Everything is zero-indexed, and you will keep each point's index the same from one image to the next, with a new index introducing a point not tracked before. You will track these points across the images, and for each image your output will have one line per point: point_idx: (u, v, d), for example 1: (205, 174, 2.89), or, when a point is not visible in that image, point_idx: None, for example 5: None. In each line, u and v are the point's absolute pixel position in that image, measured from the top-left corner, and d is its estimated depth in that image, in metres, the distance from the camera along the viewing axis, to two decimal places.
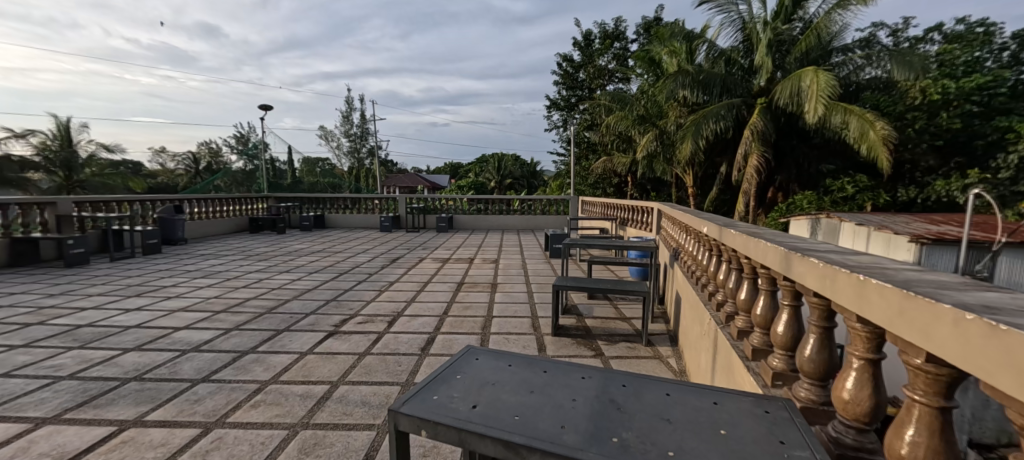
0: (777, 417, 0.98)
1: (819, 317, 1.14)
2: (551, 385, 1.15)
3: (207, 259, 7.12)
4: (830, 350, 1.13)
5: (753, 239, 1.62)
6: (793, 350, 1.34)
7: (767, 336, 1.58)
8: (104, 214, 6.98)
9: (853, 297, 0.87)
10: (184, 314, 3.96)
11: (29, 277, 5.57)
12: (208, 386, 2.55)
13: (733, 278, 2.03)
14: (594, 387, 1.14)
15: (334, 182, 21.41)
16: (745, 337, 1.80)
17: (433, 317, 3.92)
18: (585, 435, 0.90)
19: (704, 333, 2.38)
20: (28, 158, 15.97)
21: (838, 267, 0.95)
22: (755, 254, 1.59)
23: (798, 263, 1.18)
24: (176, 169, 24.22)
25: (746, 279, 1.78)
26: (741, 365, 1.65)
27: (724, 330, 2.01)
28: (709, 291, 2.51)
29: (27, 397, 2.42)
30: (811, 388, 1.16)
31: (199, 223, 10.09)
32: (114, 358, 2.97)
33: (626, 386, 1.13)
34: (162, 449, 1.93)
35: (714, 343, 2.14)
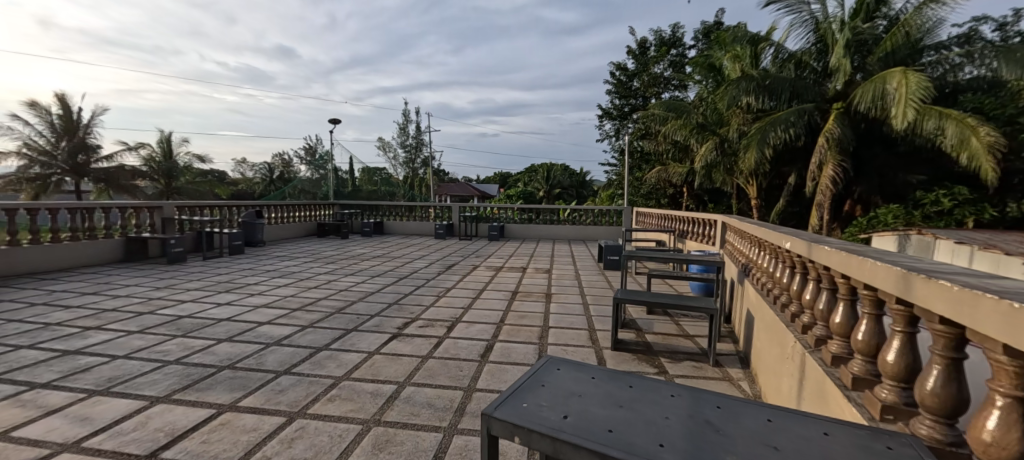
0: (903, 455, 0.87)
1: (944, 346, 1.01)
2: (639, 401, 1.14)
3: (283, 260, 7.75)
4: (960, 385, 1.00)
5: (855, 257, 1.48)
6: (907, 382, 1.21)
7: (872, 364, 1.44)
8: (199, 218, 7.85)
9: (1001, 328, 0.77)
10: (265, 310, 4.33)
11: (140, 271, 6.37)
12: (289, 378, 2.76)
13: (823, 300, 1.86)
14: (685, 405, 1.11)
15: (390, 190, 22.47)
16: (840, 363, 1.66)
17: (489, 324, 3.98)
18: (685, 454, 0.87)
19: (787, 356, 2.20)
20: (138, 168, 18.41)
21: (979, 292, 0.84)
22: (856, 273, 1.46)
23: (919, 286, 1.06)
24: (254, 177, 26.65)
25: (843, 301, 1.63)
26: (836, 393, 1.52)
27: (815, 355, 1.84)
28: (790, 312, 2.31)
29: (143, 377, 2.75)
30: (936, 425, 1.04)
31: (276, 227, 11.04)
32: (210, 347, 3.30)
33: (721, 408, 1.10)
34: (253, 433, 2.11)
35: (801, 368, 1.96)
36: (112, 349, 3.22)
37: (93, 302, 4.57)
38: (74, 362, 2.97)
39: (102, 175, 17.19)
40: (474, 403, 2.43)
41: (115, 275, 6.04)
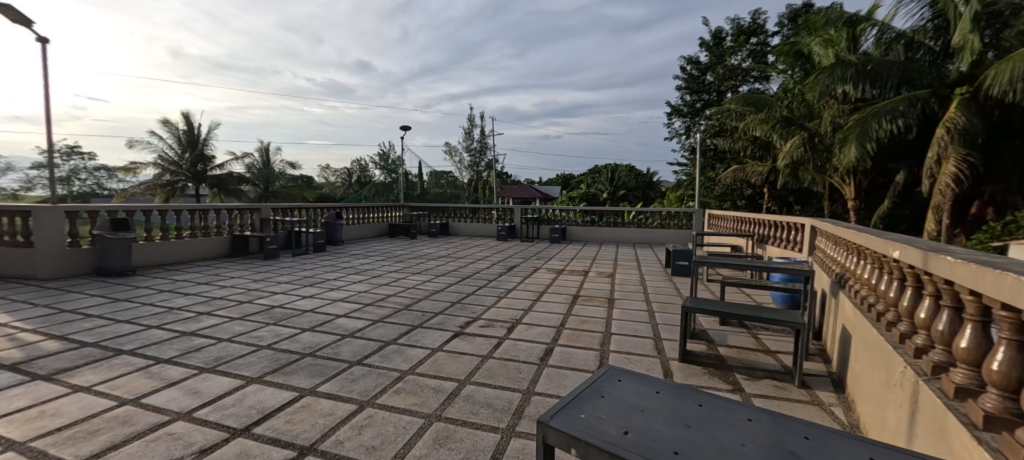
0: None
1: None
2: (708, 422, 1.10)
3: (358, 258, 8.34)
4: None
5: (989, 270, 1.25)
6: None
7: (1011, 401, 1.21)
8: (289, 218, 8.72)
9: None
10: (342, 304, 4.68)
11: (242, 265, 7.21)
12: (361, 369, 2.94)
13: (944, 320, 1.60)
14: (763, 432, 1.05)
15: (456, 193, 23.22)
16: (967, 397, 1.42)
17: (549, 327, 3.95)
18: None
19: (893, 383, 1.92)
20: (242, 175, 20.83)
21: None
22: (991, 290, 1.23)
23: None
24: (336, 181, 28.94)
25: (971, 323, 1.39)
26: (960, 431, 1.31)
27: (932, 384, 1.58)
28: (898, 332, 2.02)
29: (241, 358, 3.10)
30: None
31: (353, 228, 11.91)
32: (296, 335, 3.63)
33: (808, 437, 1.02)
34: (329, 418, 2.28)
35: (912, 397, 1.70)
36: (219, 332, 3.67)
37: (205, 290, 5.25)
38: (189, 342, 3.42)
39: (215, 181, 19.70)
40: (533, 407, 2.42)
41: (222, 268, 6.90)
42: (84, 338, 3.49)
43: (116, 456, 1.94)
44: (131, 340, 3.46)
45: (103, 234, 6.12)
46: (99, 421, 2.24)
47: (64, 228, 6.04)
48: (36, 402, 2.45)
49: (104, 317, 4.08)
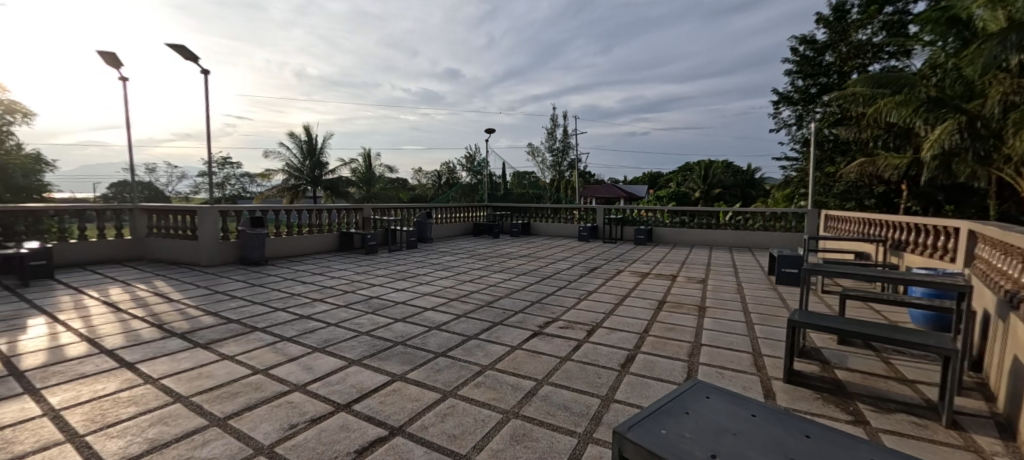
0: None
1: None
2: (816, 458, 0.98)
3: (445, 256, 8.81)
4: None
5: None
6: None
7: None
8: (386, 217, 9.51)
9: None
10: (429, 298, 4.98)
11: (347, 259, 8.05)
12: (445, 360, 3.09)
13: None
14: None
15: (538, 193, 23.40)
16: None
17: (632, 333, 3.78)
18: None
19: None
20: (349, 178, 23.22)
21: None
22: None
23: None
24: (427, 183, 30.86)
25: None
26: None
27: None
28: None
29: (344, 342, 3.45)
30: None
31: (441, 226, 12.61)
32: (388, 324, 3.95)
33: None
34: (416, 403, 2.44)
35: None
36: (327, 317, 4.13)
37: (317, 280, 5.96)
38: (304, 324, 3.91)
39: (328, 184, 22.27)
40: (612, 414, 2.33)
41: (331, 261, 7.78)
42: (229, 315, 4.17)
43: (248, 416, 2.28)
44: (261, 319, 4.05)
45: (245, 229, 7.25)
46: (236, 385, 2.65)
47: (218, 223, 7.27)
48: (194, 365, 2.98)
49: (242, 298, 4.85)
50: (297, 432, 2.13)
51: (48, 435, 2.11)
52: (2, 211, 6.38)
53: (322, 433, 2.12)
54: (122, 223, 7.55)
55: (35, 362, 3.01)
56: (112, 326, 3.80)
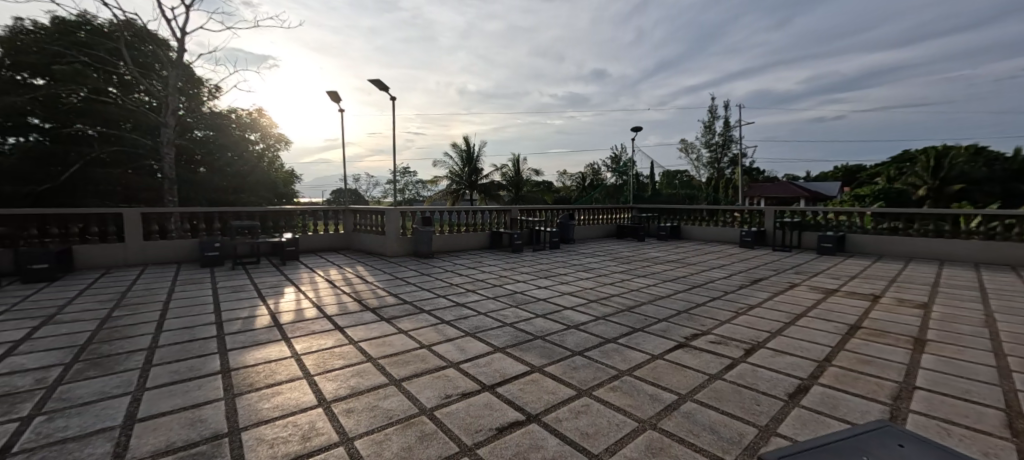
0: None
1: None
2: None
3: (586, 257, 8.81)
4: None
5: None
6: None
7: None
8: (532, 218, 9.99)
9: None
10: (570, 298, 5.05)
11: (496, 256, 8.72)
12: (582, 359, 3.10)
13: None
14: None
15: (691, 194, 21.52)
16: None
17: (806, 360, 3.18)
18: None
19: None
20: (500, 182, 25.10)
21: None
22: None
23: None
24: (571, 185, 31.20)
25: None
26: None
27: None
28: None
29: (491, 330, 3.76)
30: None
31: (584, 228, 12.65)
32: (530, 319, 4.15)
33: None
34: (553, 395, 2.51)
35: None
36: (478, 307, 4.57)
37: (471, 273, 6.63)
38: (459, 311, 4.39)
39: (482, 188, 24.43)
40: (771, 448, 2.01)
41: (483, 257, 8.53)
42: (404, 297, 4.97)
43: (415, 381, 2.69)
44: (426, 303, 4.72)
45: (418, 227, 8.50)
46: (408, 355, 3.14)
47: (399, 222, 8.68)
48: (380, 334, 3.63)
49: (412, 284, 5.72)
50: (450, 401, 2.42)
51: (291, 371, 2.85)
52: (281, 212, 8.78)
53: (470, 407, 2.35)
54: (336, 220, 9.64)
55: (285, 318, 4.09)
56: (329, 298, 4.90)
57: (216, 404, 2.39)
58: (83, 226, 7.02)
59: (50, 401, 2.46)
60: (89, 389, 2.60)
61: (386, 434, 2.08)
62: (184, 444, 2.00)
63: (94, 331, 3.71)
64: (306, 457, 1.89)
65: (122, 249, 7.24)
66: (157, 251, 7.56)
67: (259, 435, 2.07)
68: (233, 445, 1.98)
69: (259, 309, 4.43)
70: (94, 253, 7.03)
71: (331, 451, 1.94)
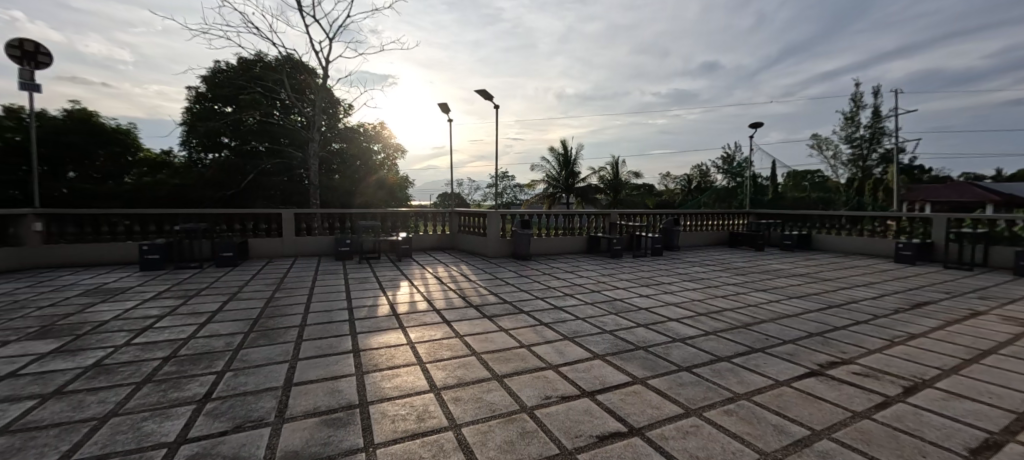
0: None
1: None
2: None
3: (693, 266, 8.19)
4: None
5: None
6: None
7: None
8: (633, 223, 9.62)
9: None
10: (675, 309, 4.74)
11: (595, 261, 8.57)
12: (691, 376, 2.89)
13: None
14: None
15: (825, 197, 18.67)
16: None
17: (994, 409, 2.54)
18: None
19: None
20: (598, 185, 24.65)
21: None
22: None
23: None
24: (675, 188, 29.23)
25: None
26: None
27: None
28: None
29: (591, 336, 3.71)
30: None
31: (691, 234, 11.79)
32: (631, 328, 3.99)
33: None
34: (658, 411, 2.39)
35: None
36: (577, 311, 4.54)
37: (569, 277, 6.61)
38: (558, 314, 4.41)
39: (580, 192, 24.18)
40: None
41: (581, 262, 8.43)
42: (504, 297, 5.15)
43: (517, 379, 2.77)
44: (525, 304, 4.83)
45: (517, 230, 8.75)
46: (509, 353, 3.26)
47: (499, 224, 9.03)
48: (483, 330, 3.82)
49: (511, 284, 5.90)
50: (550, 403, 2.44)
51: (407, 357, 3.15)
52: (398, 213, 9.76)
53: (570, 411, 2.35)
54: (443, 222, 10.36)
55: (401, 309, 4.53)
56: (437, 293, 5.30)
57: (349, 379, 2.74)
58: (255, 223, 8.64)
59: (234, 361, 3.07)
60: (259, 354, 3.19)
61: (490, 426, 2.18)
62: (325, 410, 2.33)
63: (262, 308, 4.54)
64: (421, 436, 2.08)
65: (281, 242, 8.73)
66: (306, 244, 8.95)
67: (382, 410, 2.33)
68: (362, 416, 2.26)
69: (380, 299, 4.99)
70: (262, 245, 8.60)
71: (442, 434, 2.10)
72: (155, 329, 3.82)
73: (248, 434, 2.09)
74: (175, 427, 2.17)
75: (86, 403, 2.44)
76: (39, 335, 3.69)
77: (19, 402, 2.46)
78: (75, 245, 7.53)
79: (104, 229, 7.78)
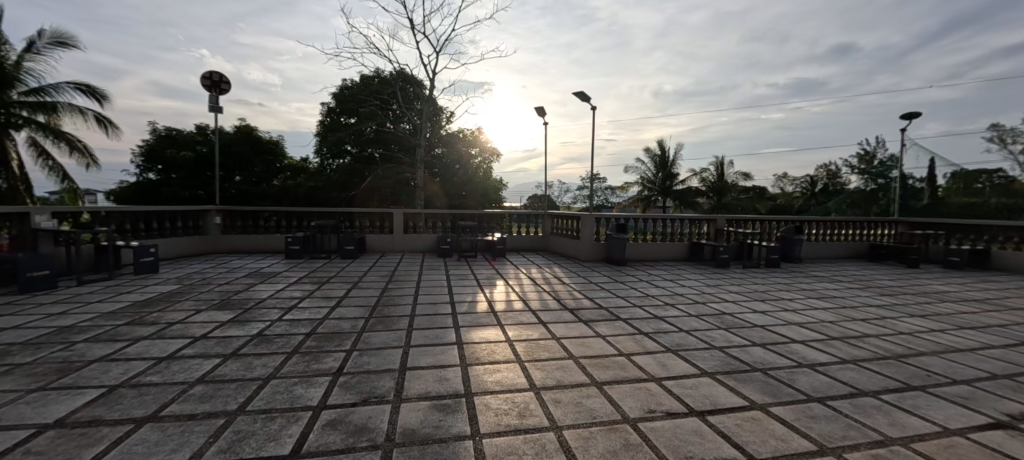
0: None
1: None
2: None
3: (820, 281, 7.16)
4: None
5: None
6: None
7: None
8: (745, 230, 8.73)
9: None
10: (800, 329, 4.20)
11: (698, 270, 7.97)
12: (824, 408, 2.53)
13: None
14: None
15: (1008, 203, 14.92)
16: None
17: None
18: None
19: None
20: (700, 188, 22.92)
21: None
22: None
23: None
24: (794, 191, 25.86)
25: None
26: None
27: None
28: None
29: (698, 351, 3.46)
30: None
31: (816, 245, 10.32)
32: (746, 346, 3.64)
33: None
34: (783, 443, 2.13)
35: None
36: (680, 323, 4.27)
37: (670, 286, 6.25)
38: (659, 324, 4.19)
39: (678, 195, 22.67)
40: None
41: (682, 270, 7.89)
42: (600, 302, 5.05)
43: (618, 388, 2.70)
44: (623, 311, 4.68)
45: (612, 234, 8.51)
46: (609, 360, 3.19)
47: (594, 227, 8.88)
48: (580, 334, 3.80)
49: (607, 290, 5.76)
50: (655, 418, 2.34)
51: (506, 354, 3.27)
52: (494, 214, 10.16)
53: (678, 429, 2.22)
54: (536, 223, 10.51)
55: (499, 307, 4.72)
56: (533, 294, 5.40)
57: (454, 369, 2.94)
58: (372, 221, 9.69)
59: (359, 342, 3.49)
60: (378, 338, 3.58)
61: (591, 432, 2.16)
62: (435, 395, 2.53)
63: (379, 297, 5.08)
64: (523, 433, 2.14)
65: (392, 238, 9.66)
66: (412, 241, 9.77)
67: (485, 402, 2.45)
68: (468, 406, 2.40)
69: (479, 296, 5.25)
70: (377, 240, 9.61)
71: (544, 433, 2.14)
72: (299, 308, 4.52)
73: (373, 408, 2.35)
74: (317, 394, 2.53)
75: (252, 365, 2.97)
76: (220, 306, 4.61)
77: (209, 358, 3.08)
78: (242, 235, 9.22)
79: (261, 223, 9.37)
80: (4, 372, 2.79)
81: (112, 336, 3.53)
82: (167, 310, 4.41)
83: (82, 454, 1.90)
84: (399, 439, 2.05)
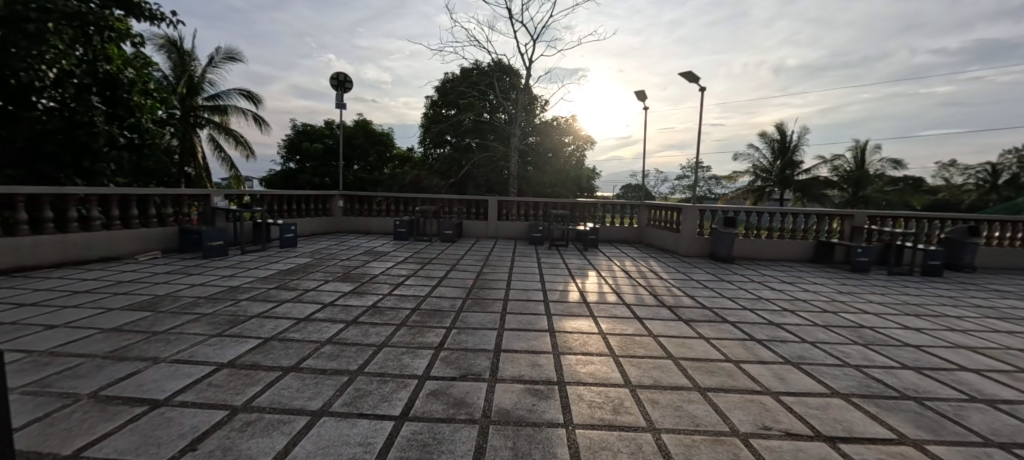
0: None
1: None
2: None
3: (1003, 296, 5.72)
4: None
5: None
6: None
7: None
8: (892, 229, 7.32)
9: None
10: (973, 356, 3.41)
11: (827, 273, 6.93)
12: (1006, 456, 2.03)
13: None
14: None
15: None
16: None
17: None
18: None
19: None
20: (831, 179, 19.98)
21: None
22: None
23: None
24: (965, 183, 20.97)
25: None
26: None
27: None
28: None
29: (827, 367, 3.03)
30: None
31: (997, 251, 8.28)
32: (893, 369, 3.07)
33: None
34: None
35: None
36: (804, 333, 3.76)
37: (789, 289, 5.53)
38: (776, 332, 3.74)
39: (801, 186, 19.97)
40: None
41: (803, 272, 6.95)
42: (703, 301, 4.68)
43: (725, 397, 2.50)
44: (731, 313, 4.27)
45: (719, 228, 7.81)
46: (713, 366, 2.95)
47: (697, 221, 8.23)
48: (681, 334, 3.57)
49: (713, 289, 5.30)
50: (771, 435, 2.11)
51: (600, 346, 3.21)
52: (588, 204, 10.01)
53: (800, 453, 1.97)
54: (631, 214, 10.10)
55: (592, 298, 4.66)
56: (627, 288, 5.21)
57: (548, 356, 2.97)
58: (469, 208, 10.21)
59: (458, 321, 3.72)
60: (475, 318, 3.78)
61: (695, 441, 2.02)
62: (529, 380, 2.59)
63: (475, 280, 5.35)
64: (618, 430, 2.09)
65: (486, 225, 10.07)
66: (506, 228, 10.07)
67: (579, 394, 2.44)
68: (562, 394, 2.42)
69: (571, 286, 5.24)
70: (473, 227, 10.12)
71: (641, 434, 2.06)
72: (405, 285, 4.96)
73: (471, 385, 2.50)
74: (422, 364, 2.77)
75: (369, 332, 3.35)
76: (343, 278, 5.26)
77: (335, 323, 3.54)
78: (359, 218, 10.40)
79: (374, 207, 10.47)
80: (194, 319, 3.54)
81: (265, 298, 4.25)
82: (303, 278, 5.17)
83: (246, 391, 2.34)
84: (496, 417, 2.15)
